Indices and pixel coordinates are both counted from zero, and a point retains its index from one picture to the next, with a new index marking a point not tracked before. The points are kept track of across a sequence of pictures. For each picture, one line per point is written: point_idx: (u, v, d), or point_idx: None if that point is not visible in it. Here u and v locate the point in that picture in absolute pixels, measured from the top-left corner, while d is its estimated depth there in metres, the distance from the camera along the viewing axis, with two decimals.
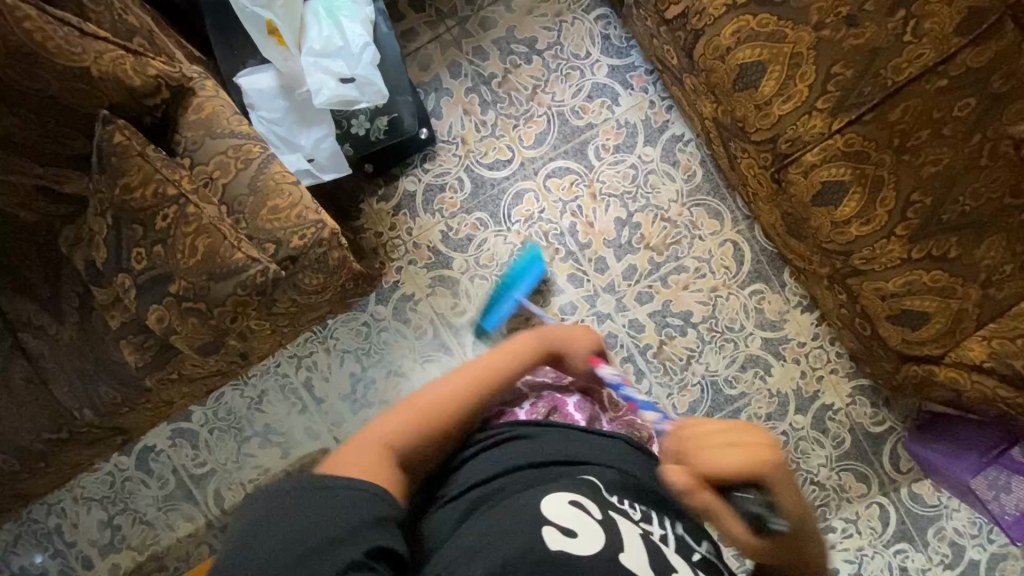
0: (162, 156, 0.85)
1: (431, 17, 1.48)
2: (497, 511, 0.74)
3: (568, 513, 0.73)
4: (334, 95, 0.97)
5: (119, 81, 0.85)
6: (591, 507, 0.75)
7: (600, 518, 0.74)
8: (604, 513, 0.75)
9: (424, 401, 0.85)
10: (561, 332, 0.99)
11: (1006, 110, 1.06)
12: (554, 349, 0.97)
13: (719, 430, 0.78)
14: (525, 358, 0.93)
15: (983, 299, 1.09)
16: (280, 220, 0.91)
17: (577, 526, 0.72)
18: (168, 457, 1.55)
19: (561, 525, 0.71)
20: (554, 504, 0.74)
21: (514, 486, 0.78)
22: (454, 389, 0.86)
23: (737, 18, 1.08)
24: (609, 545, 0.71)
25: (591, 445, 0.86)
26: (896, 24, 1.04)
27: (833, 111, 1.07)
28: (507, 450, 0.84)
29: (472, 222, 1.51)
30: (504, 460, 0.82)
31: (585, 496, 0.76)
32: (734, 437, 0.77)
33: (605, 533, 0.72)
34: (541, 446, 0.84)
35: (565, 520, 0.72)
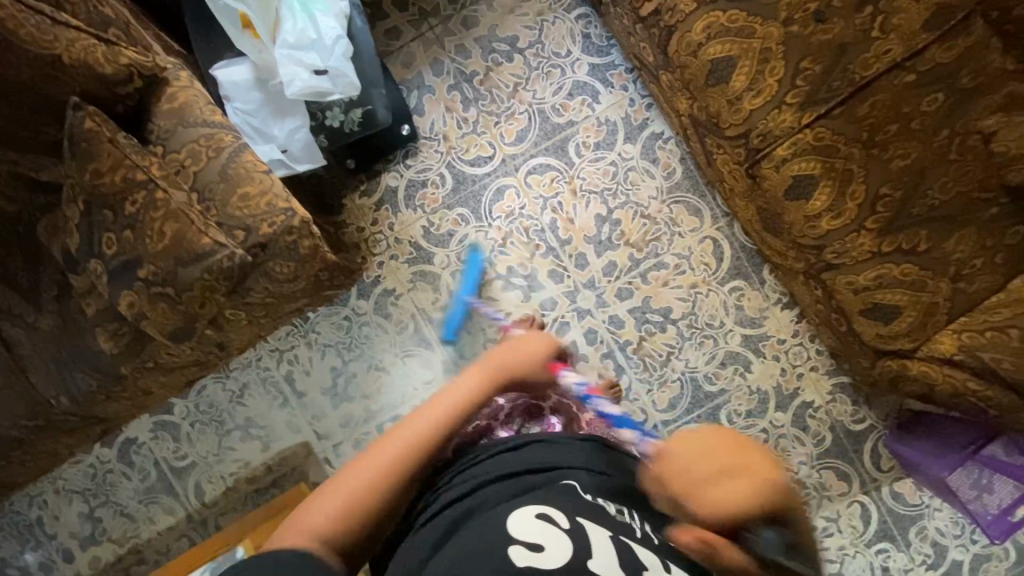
0: (132, 142, 0.87)
1: (415, 16, 1.50)
2: (467, 535, 0.76)
3: (534, 527, 0.74)
4: (306, 85, 0.99)
5: (90, 69, 0.87)
6: (558, 517, 0.75)
7: (567, 526, 0.74)
8: (573, 520, 0.75)
9: (383, 452, 0.82)
10: (516, 356, 0.97)
11: (974, 105, 1.07)
12: (511, 370, 0.96)
13: (720, 463, 0.74)
14: (483, 386, 0.92)
15: (954, 293, 1.09)
16: (250, 208, 0.93)
17: (542, 539, 0.72)
18: (150, 449, 1.56)
19: (527, 541, 0.72)
20: (520, 521, 0.75)
21: (484, 505, 0.80)
22: (413, 431, 0.84)
23: (707, 14, 1.09)
24: (576, 553, 0.71)
25: (560, 450, 0.88)
26: (864, 19, 1.06)
27: (802, 105, 1.08)
28: (478, 470, 0.86)
29: (453, 217, 1.52)
30: (474, 482, 0.85)
31: (553, 506, 0.77)
32: (736, 467, 0.73)
33: (572, 540, 0.73)
34: (511, 462, 0.86)
35: (532, 535, 0.73)
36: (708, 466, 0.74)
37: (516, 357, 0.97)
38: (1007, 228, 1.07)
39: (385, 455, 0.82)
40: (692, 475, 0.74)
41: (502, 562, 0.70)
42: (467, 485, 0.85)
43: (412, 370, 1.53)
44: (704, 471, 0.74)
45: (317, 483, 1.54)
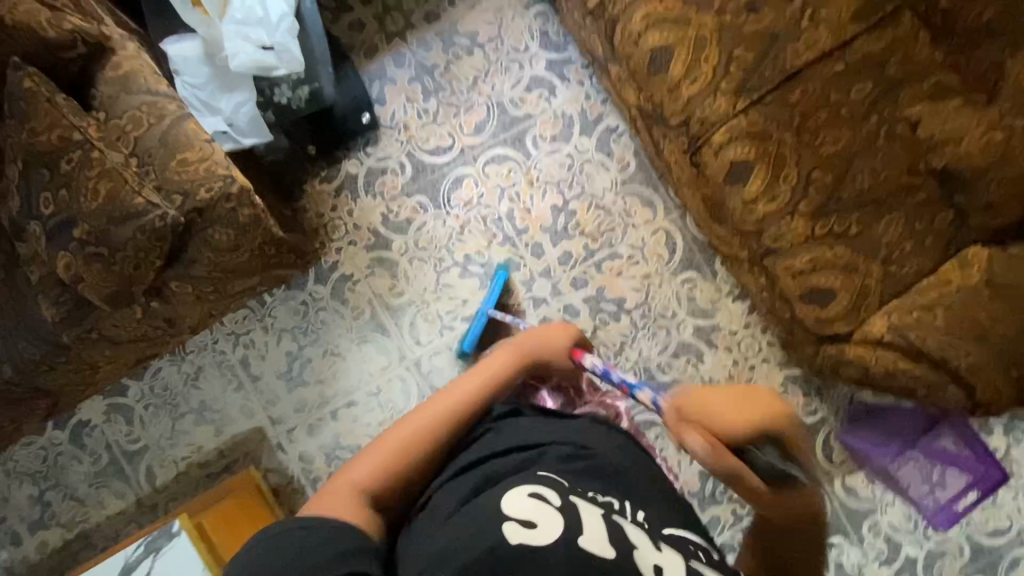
0: (72, 104, 0.89)
1: (378, 9, 1.54)
2: (462, 513, 0.79)
3: (528, 504, 0.77)
4: (251, 59, 1.03)
5: (32, 32, 0.90)
6: (550, 495, 0.79)
7: (559, 505, 0.78)
8: (564, 499, 0.79)
9: (415, 420, 0.96)
10: (536, 339, 1.11)
11: (904, 93, 1.10)
12: (530, 355, 1.08)
13: (725, 396, 0.88)
14: (501, 368, 1.04)
15: (885, 276, 1.11)
16: (188, 172, 0.95)
17: (536, 517, 0.75)
18: (102, 432, 1.56)
19: (522, 517, 0.75)
20: (514, 499, 0.78)
21: (476, 484, 0.85)
22: (444, 404, 0.97)
23: (646, 4, 1.13)
24: (567, 531, 0.74)
25: (544, 429, 0.93)
26: (795, 10, 1.10)
27: (736, 92, 1.12)
28: (474, 452, 0.92)
29: (412, 204, 1.56)
30: (476, 461, 0.89)
31: (544, 486, 0.81)
32: (743, 399, 0.86)
33: (563, 517, 0.76)
34: (500, 442, 0.92)
35: (524, 512, 0.76)
36: (718, 398, 0.89)
37: (536, 344, 1.10)
38: (935, 212, 1.10)
39: (416, 422, 0.95)
40: (704, 404, 0.90)
41: (497, 534, 0.73)
42: (457, 468, 0.90)
43: (368, 356, 1.54)
44: (712, 400, 0.90)
45: (271, 468, 1.54)
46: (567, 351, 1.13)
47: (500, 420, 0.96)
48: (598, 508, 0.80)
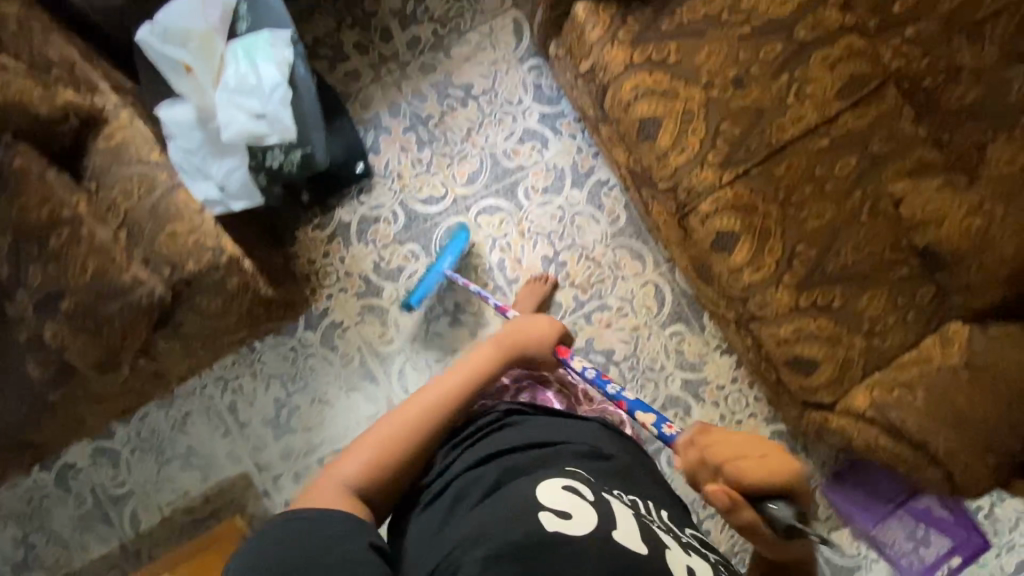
0: (64, 180, 0.90)
1: (374, 59, 1.56)
2: (497, 501, 0.80)
3: (562, 497, 0.80)
4: (243, 129, 1.04)
5: (24, 109, 0.88)
6: (583, 490, 0.82)
7: (592, 500, 0.80)
8: (596, 496, 0.81)
9: (412, 410, 0.93)
10: (523, 334, 1.11)
11: (886, 169, 1.12)
12: (520, 349, 1.08)
13: (740, 439, 0.80)
14: (490, 359, 1.04)
15: (867, 349, 1.12)
16: (177, 245, 0.96)
17: (572, 509, 0.78)
18: (88, 475, 1.55)
19: (557, 509, 0.78)
20: (550, 493, 0.80)
21: (505, 476, 0.85)
22: (440, 395, 0.95)
23: (635, 75, 1.14)
24: (600, 526, 0.76)
25: (562, 430, 0.95)
26: (781, 86, 1.12)
27: (721, 164, 1.13)
28: (490, 443, 0.92)
29: (404, 252, 1.56)
30: (495, 450, 0.90)
31: (574, 479, 0.84)
32: (767, 463, 0.74)
33: (596, 512, 0.78)
34: (522, 437, 0.92)
35: (560, 504, 0.78)
36: (731, 440, 0.80)
37: (524, 338, 1.11)
38: (917, 286, 1.11)
39: (412, 414, 0.93)
40: (714, 442, 0.82)
41: (535, 523, 0.75)
42: (479, 458, 0.89)
43: (356, 403, 1.54)
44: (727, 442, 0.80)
45: (256, 514, 1.53)
46: (550, 345, 1.14)
47: (516, 416, 0.97)
48: (622, 506, 0.82)
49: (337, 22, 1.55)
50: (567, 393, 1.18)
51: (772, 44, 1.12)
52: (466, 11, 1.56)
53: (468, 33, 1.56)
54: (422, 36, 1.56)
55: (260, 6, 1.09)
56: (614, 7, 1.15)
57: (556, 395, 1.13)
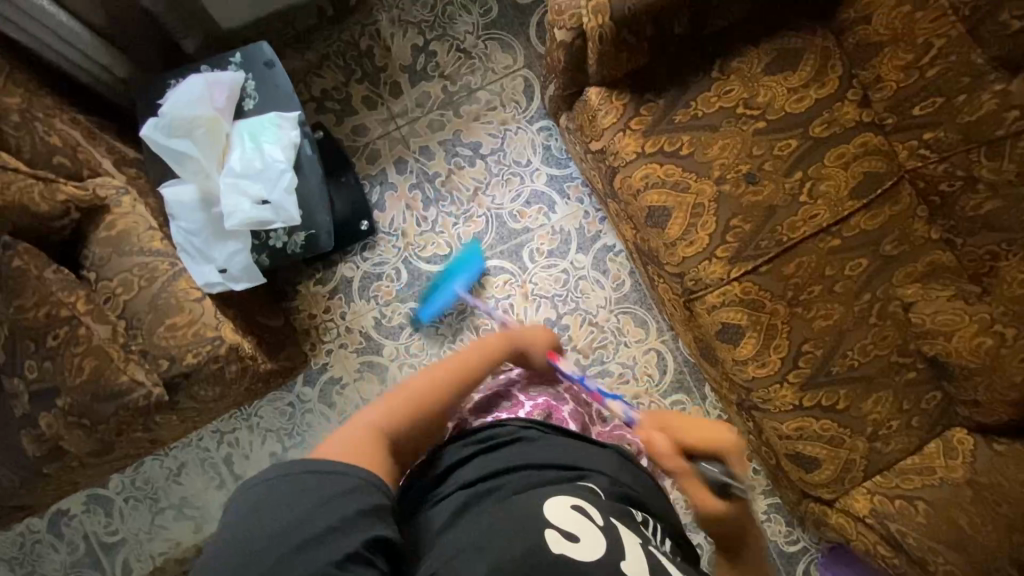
0: (61, 277, 0.89)
1: (383, 115, 1.55)
2: (496, 509, 0.71)
3: (569, 515, 0.69)
4: (247, 217, 1.03)
5: (25, 209, 0.87)
6: (593, 513, 0.71)
7: (602, 524, 0.70)
8: (607, 520, 0.71)
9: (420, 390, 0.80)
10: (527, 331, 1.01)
11: (896, 272, 1.10)
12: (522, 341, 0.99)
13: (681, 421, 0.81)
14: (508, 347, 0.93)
15: (870, 451, 1.11)
16: (176, 337, 0.95)
17: (580, 531, 0.68)
18: (81, 522, 1.55)
19: (563, 528, 0.68)
20: (558, 507, 0.70)
21: (511, 485, 0.75)
22: (454, 377, 0.83)
23: (645, 165, 1.12)
24: (609, 552, 0.67)
25: (577, 447, 0.83)
26: (793, 184, 1.10)
27: (731, 259, 1.11)
28: (498, 452, 0.81)
29: (405, 310, 1.54)
30: (504, 458, 0.79)
31: (586, 500, 0.73)
32: (702, 431, 0.79)
33: (605, 538, 0.68)
34: (538, 448, 0.81)
35: (568, 525, 0.68)
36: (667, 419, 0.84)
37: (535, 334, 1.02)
38: (922, 392, 1.10)
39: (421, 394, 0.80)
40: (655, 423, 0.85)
41: (536, 540, 0.66)
42: (485, 464, 0.79)
43: None
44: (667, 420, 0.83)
45: None
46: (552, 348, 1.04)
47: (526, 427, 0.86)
48: (632, 529, 0.72)
49: (346, 76, 1.54)
50: (582, 407, 1.00)
51: (787, 139, 1.10)
52: (477, 68, 1.55)
53: (478, 92, 1.55)
54: (432, 93, 1.55)
55: (267, 84, 1.09)
56: (628, 94, 1.12)
57: (570, 412, 0.96)
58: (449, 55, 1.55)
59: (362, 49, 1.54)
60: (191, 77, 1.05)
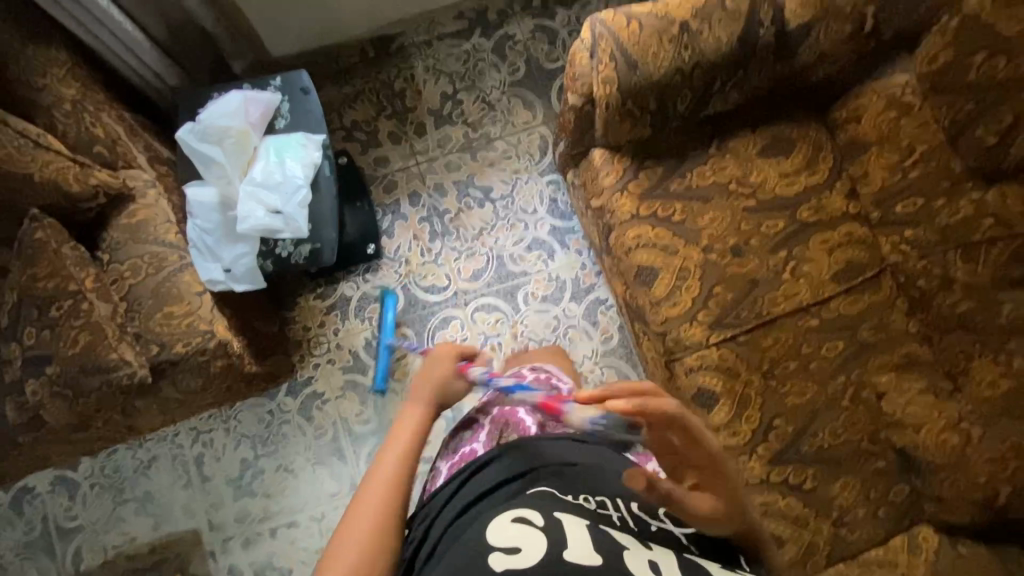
0: (77, 254, 0.95)
1: (405, 151, 1.66)
2: (452, 551, 0.71)
3: (510, 528, 0.70)
4: (259, 224, 1.10)
5: (58, 187, 0.93)
6: (534, 517, 0.72)
7: (543, 523, 0.71)
8: (549, 517, 0.72)
9: (366, 518, 0.77)
10: (425, 380, 0.92)
11: (871, 359, 1.13)
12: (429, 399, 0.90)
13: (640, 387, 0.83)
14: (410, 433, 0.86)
15: (834, 537, 1.09)
16: (170, 325, 1.00)
17: (520, 541, 0.68)
18: (43, 503, 1.54)
19: (505, 545, 0.68)
20: (496, 528, 0.71)
21: (467, 521, 0.77)
22: (390, 487, 0.80)
23: (638, 225, 1.18)
24: (551, 547, 0.67)
25: (529, 456, 0.86)
26: (777, 261, 1.15)
27: (711, 325, 1.15)
28: (464, 492, 0.84)
29: (397, 335, 1.58)
30: (466, 498, 0.83)
31: (529, 509, 0.74)
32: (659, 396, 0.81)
33: (547, 535, 0.69)
34: (489, 477, 0.84)
35: (508, 540, 0.69)
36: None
37: (436, 388, 0.92)
38: (891, 484, 1.09)
39: (360, 539, 0.75)
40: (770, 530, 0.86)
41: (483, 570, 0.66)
42: (454, 507, 0.82)
43: (319, 479, 1.52)
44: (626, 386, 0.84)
45: None
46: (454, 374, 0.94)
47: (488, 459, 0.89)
48: (581, 515, 0.74)
49: (377, 112, 1.66)
50: None
51: (774, 220, 1.16)
52: (498, 120, 1.66)
53: (496, 141, 1.66)
54: (453, 137, 1.66)
55: (300, 108, 1.18)
56: (629, 159, 1.20)
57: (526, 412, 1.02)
58: (474, 105, 1.67)
59: (395, 89, 1.67)
60: (229, 91, 1.15)
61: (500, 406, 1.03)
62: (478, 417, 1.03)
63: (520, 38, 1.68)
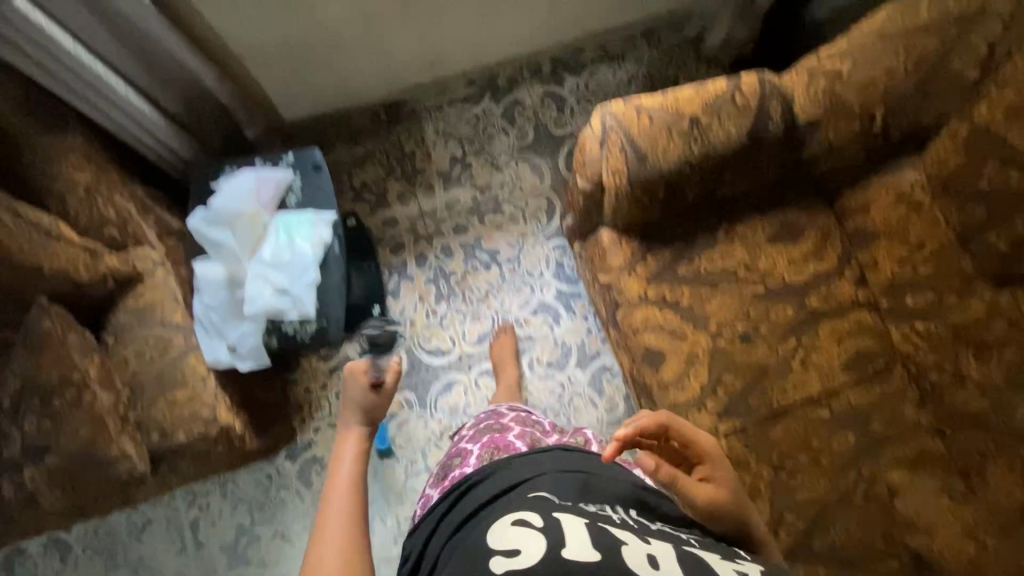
0: (83, 342, 0.96)
1: (413, 212, 1.66)
2: (453, 562, 0.67)
3: (508, 531, 0.66)
4: (267, 304, 1.09)
5: (67, 275, 0.94)
6: (532, 517, 0.67)
7: (544, 525, 0.66)
8: (547, 516, 0.67)
9: (332, 540, 0.76)
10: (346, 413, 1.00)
11: (883, 453, 1.11)
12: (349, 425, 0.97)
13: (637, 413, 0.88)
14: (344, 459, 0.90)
15: None
16: (172, 414, 1.00)
17: (519, 540, 0.64)
18: (33, 564, 1.51)
19: (503, 546, 0.64)
20: (496, 533, 0.67)
21: (466, 533, 0.72)
22: (345, 501, 0.82)
23: (646, 308, 1.17)
24: (549, 543, 0.62)
25: (525, 468, 0.82)
26: (786, 350, 1.14)
27: (719, 412, 1.13)
28: (460, 509, 0.79)
29: (399, 399, 1.56)
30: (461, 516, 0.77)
31: (525, 510, 0.70)
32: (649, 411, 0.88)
33: (546, 533, 0.64)
34: (486, 491, 0.79)
35: (507, 542, 0.64)
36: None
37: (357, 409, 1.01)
38: None
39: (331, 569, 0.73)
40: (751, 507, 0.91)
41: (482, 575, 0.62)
42: (452, 525, 0.76)
43: None
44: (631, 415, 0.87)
45: None
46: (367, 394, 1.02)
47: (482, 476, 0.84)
48: (579, 516, 0.69)
49: (387, 173, 1.68)
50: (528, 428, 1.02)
51: (783, 306, 1.15)
52: (506, 184, 1.68)
53: (504, 204, 1.67)
54: (461, 200, 1.67)
55: (312, 187, 1.19)
56: (638, 240, 1.20)
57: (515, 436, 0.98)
58: (483, 169, 1.69)
59: (405, 151, 1.69)
60: (243, 170, 1.16)
61: (489, 433, 1.00)
62: (468, 447, 0.99)
63: (529, 103, 1.71)
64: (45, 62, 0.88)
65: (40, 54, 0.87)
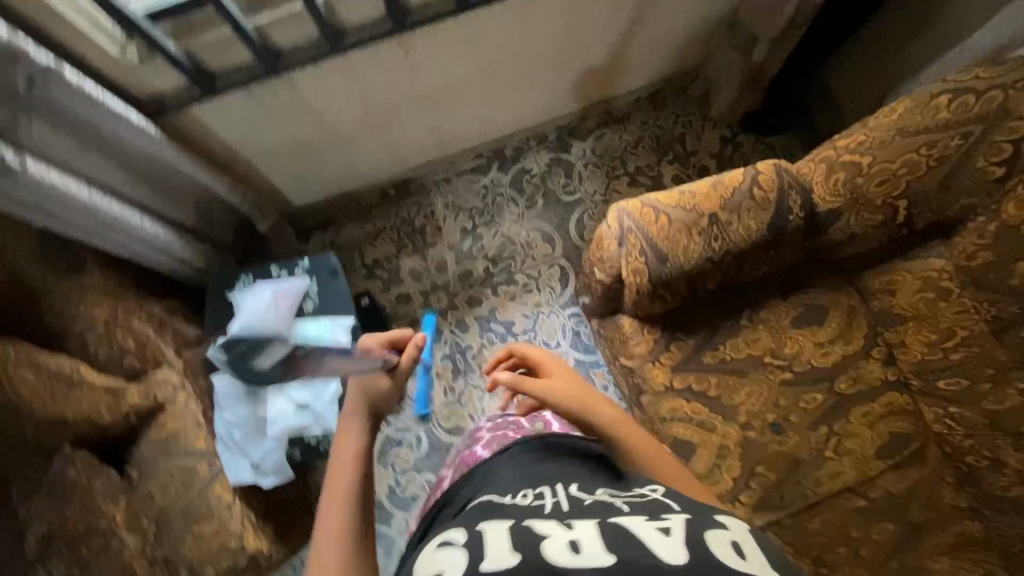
0: (108, 486, 0.95)
1: (426, 287, 1.65)
2: None
3: (435, 553, 0.61)
4: (288, 425, 1.10)
5: (90, 417, 0.95)
6: (457, 535, 0.63)
7: (466, 540, 0.61)
8: (473, 529, 0.63)
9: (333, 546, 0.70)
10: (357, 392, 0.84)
11: (924, 542, 1.08)
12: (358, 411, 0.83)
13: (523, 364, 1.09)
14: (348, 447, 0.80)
15: None
16: (200, 547, 1.00)
17: (444, 562, 0.59)
18: None
19: (428, 569, 0.59)
20: (423, 560, 0.61)
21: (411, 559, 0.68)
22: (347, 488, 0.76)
23: (673, 398, 1.15)
24: (471, 558, 0.58)
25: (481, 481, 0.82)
26: (819, 438, 1.12)
27: (755, 506, 1.10)
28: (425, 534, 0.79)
29: (421, 482, 1.53)
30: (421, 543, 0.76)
31: (454, 529, 0.65)
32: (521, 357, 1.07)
33: (469, 547, 0.59)
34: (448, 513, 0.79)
35: (433, 564, 0.59)
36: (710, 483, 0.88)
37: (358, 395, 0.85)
38: None
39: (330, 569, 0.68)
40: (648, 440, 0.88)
41: None
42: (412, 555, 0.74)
43: None
44: None
45: None
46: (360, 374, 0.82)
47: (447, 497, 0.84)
48: (504, 514, 0.66)
49: (398, 249, 1.67)
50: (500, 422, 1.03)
51: (813, 393, 1.14)
52: (518, 254, 1.67)
53: (517, 273, 1.66)
54: (474, 271, 1.66)
55: (329, 293, 1.18)
56: (660, 329, 1.18)
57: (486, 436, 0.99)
58: (494, 239, 1.68)
59: (416, 226, 1.69)
60: (261, 284, 1.16)
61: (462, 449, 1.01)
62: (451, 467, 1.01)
63: (537, 171, 1.71)
64: (67, 217, 0.88)
65: (61, 211, 0.87)
